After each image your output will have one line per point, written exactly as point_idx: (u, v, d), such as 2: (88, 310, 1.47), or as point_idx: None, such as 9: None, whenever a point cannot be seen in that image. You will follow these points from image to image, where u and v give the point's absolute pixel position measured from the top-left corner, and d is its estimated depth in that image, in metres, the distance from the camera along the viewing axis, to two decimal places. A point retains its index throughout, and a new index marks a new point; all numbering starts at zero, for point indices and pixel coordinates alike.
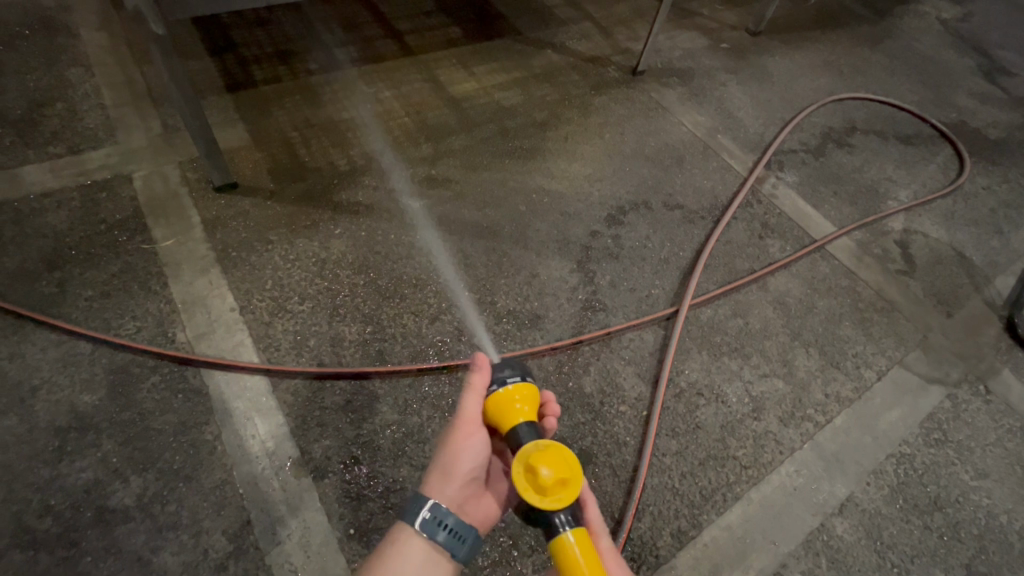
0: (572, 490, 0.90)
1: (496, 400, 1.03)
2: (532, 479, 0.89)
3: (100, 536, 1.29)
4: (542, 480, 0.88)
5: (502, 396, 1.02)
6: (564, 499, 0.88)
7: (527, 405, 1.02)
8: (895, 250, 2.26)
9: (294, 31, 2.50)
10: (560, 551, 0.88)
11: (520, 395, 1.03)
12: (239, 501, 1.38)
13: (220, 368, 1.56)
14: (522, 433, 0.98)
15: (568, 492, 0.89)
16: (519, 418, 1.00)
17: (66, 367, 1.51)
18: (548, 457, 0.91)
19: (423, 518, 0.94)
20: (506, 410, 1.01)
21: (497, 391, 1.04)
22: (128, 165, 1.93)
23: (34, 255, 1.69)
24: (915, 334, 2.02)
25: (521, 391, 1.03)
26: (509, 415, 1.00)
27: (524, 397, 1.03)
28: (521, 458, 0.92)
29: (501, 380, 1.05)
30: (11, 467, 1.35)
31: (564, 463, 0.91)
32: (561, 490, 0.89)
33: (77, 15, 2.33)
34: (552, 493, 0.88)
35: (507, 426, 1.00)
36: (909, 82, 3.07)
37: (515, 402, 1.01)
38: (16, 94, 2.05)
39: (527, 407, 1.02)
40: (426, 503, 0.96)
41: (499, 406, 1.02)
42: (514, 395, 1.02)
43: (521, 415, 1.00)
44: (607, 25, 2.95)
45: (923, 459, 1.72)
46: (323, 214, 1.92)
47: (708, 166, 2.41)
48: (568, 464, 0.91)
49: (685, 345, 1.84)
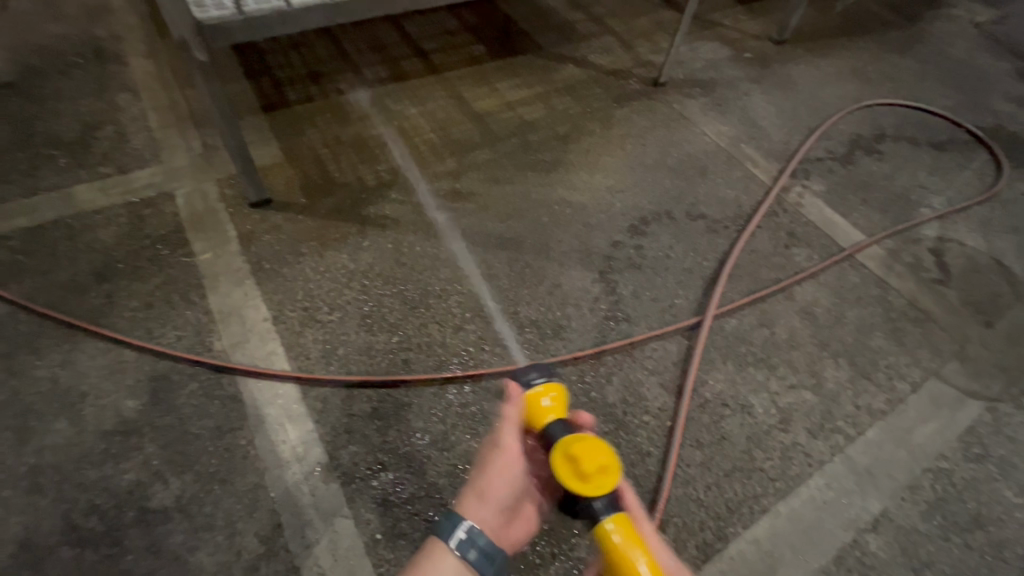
0: (611, 475, 0.95)
1: (526, 401, 1.08)
2: (571, 467, 0.95)
3: (141, 535, 1.36)
4: (581, 468, 0.94)
5: (531, 398, 1.07)
6: (604, 485, 0.93)
7: (557, 403, 1.07)
8: (929, 258, 2.20)
9: (325, 53, 2.62)
10: (602, 535, 0.92)
11: (548, 394, 1.07)
12: (271, 504, 1.42)
13: (254, 376, 1.63)
14: (554, 430, 1.02)
15: (605, 478, 0.94)
16: (550, 416, 1.05)
17: (112, 373, 1.59)
18: (583, 447, 0.97)
19: (458, 538, 0.93)
20: (536, 410, 1.06)
21: (526, 394, 1.08)
22: (171, 183, 2.04)
23: (85, 268, 1.80)
24: (952, 345, 1.95)
25: (550, 391, 1.07)
26: (539, 415, 1.05)
27: (554, 395, 1.07)
28: (559, 448, 0.98)
29: (529, 383, 1.10)
30: (61, 468, 1.43)
31: (601, 450, 0.97)
32: (599, 477, 0.94)
33: (127, 44, 2.50)
34: (591, 480, 0.93)
35: (538, 424, 1.05)
36: (940, 87, 3.00)
37: (543, 402, 1.06)
38: (71, 118, 2.20)
39: (557, 405, 1.06)
40: (460, 523, 0.95)
41: (529, 407, 1.07)
42: (543, 395, 1.07)
43: (550, 413, 1.05)
44: (628, 38, 2.98)
45: (962, 474, 1.66)
46: (352, 227, 1.99)
47: (731, 175, 2.40)
48: (603, 450, 0.97)
49: (709, 355, 1.82)
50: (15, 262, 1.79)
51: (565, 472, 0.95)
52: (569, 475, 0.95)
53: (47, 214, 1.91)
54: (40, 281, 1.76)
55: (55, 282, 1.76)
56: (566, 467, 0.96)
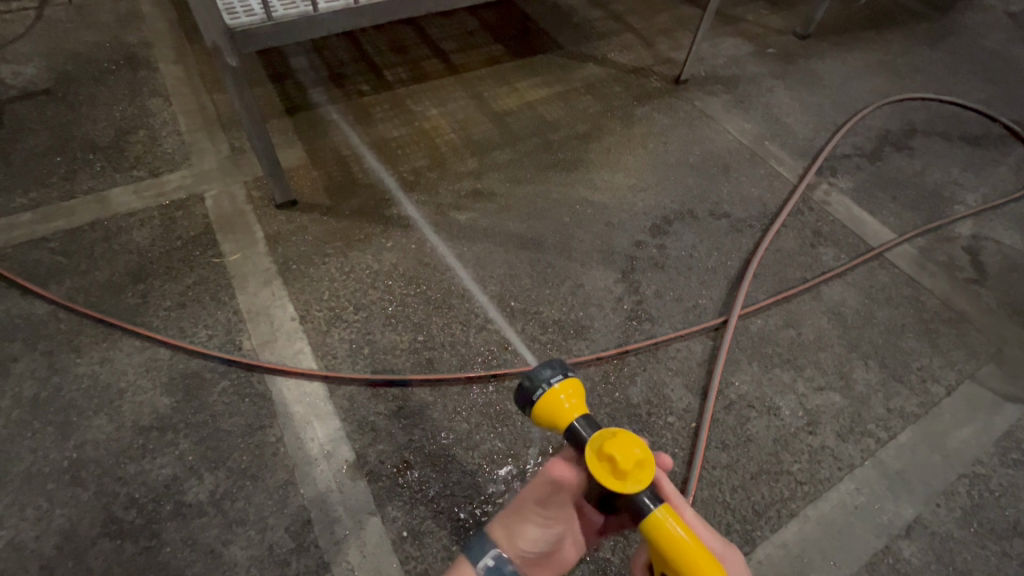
0: (649, 466, 0.86)
1: (543, 401, 0.95)
2: (608, 466, 0.83)
3: (177, 528, 1.40)
4: (621, 467, 0.82)
5: (549, 397, 0.95)
6: (646, 477, 0.84)
7: (577, 399, 0.95)
8: (963, 257, 2.14)
9: (347, 56, 2.65)
10: (654, 532, 0.83)
11: (566, 391, 0.95)
12: (300, 501, 1.45)
13: (282, 374, 1.66)
14: (580, 430, 0.91)
15: (645, 470, 0.84)
16: (574, 415, 0.93)
17: (148, 371, 1.64)
18: (617, 441, 0.85)
19: (487, 566, 0.86)
20: (556, 410, 0.93)
21: (543, 393, 0.95)
22: (201, 186, 2.09)
23: (121, 269, 1.85)
24: (988, 347, 1.90)
25: (566, 387, 0.96)
26: (562, 415, 0.93)
27: (572, 391, 0.96)
28: (592, 448, 0.87)
29: (545, 381, 0.96)
30: (101, 462, 1.48)
31: (635, 440, 0.86)
32: (640, 470, 0.84)
33: (157, 50, 2.56)
34: (632, 475, 0.84)
35: (562, 425, 0.94)
36: (973, 80, 2.92)
37: (563, 400, 0.94)
38: (105, 123, 2.27)
39: (579, 402, 0.94)
40: (489, 549, 0.88)
41: (549, 408, 0.94)
42: (560, 393, 0.95)
43: (572, 412, 0.93)
44: (649, 36, 2.96)
45: (1000, 480, 1.62)
46: (376, 228, 2.02)
47: (756, 173, 2.36)
48: (638, 440, 0.85)
49: (735, 356, 1.80)
50: (55, 263, 1.85)
51: (603, 472, 0.84)
52: (607, 475, 0.84)
53: (84, 216, 1.98)
54: (79, 281, 1.82)
55: (93, 282, 1.82)
56: (602, 468, 0.84)
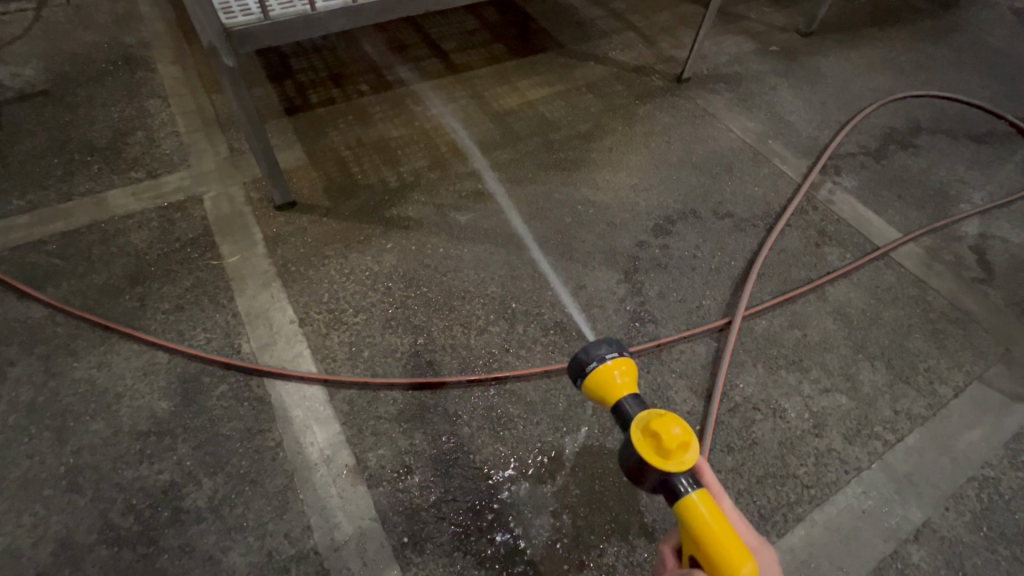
0: (692, 448, 0.88)
1: (596, 374, 1.01)
2: (651, 443, 0.87)
3: (175, 534, 1.38)
4: (663, 443, 0.85)
5: (602, 372, 1.00)
6: (686, 458, 0.86)
7: (629, 377, 1.01)
8: (970, 257, 2.11)
9: (346, 55, 2.64)
10: (688, 514, 0.85)
11: (620, 367, 1.01)
12: (300, 506, 1.44)
13: (282, 378, 1.64)
14: (629, 406, 0.97)
15: (686, 452, 0.87)
16: (624, 392, 0.99)
17: (146, 374, 1.63)
18: (663, 421, 0.88)
19: None
20: (608, 385, 0.99)
21: (596, 367, 1.01)
22: (199, 187, 2.07)
23: (119, 272, 1.84)
24: (996, 347, 1.88)
25: (620, 364, 1.01)
26: (612, 390, 0.99)
27: (625, 369, 1.02)
28: (639, 425, 0.90)
29: (599, 356, 1.02)
30: (98, 468, 1.46)
31: (677, 421, 0.88)
32: (680, 451, 0.86)
33: (155, 51, 2.55)
34: (674, 454, 0.86)
35: (612, 400, 0.99)
36: (979, 77, 2.89)
37: (615, 375, 1.00)
38: (103, 125, 2.25)
39: (629, 380, 1.00)
40: None
41: (601, 381, 1.00)
42: (613, 368, 1.01)
43: (624, 388, 0.99)
44: (650, 34, 2.93)
45: (1009, 483, 1.59)
46: (376, 229, 2.00)
47: (759, 173, 2.34)
48: (680, 422, 0.88)
49: (739, 358, 1.78)
50: (52, 265, 1.84)
51: (646, 448, 0.87)
52: (649, 451, 0.87)
53: (82, 218, 1.96)
54: (77, 284, 1.80)
55: (90, 285, 1.80)
56: (646, 444, 0.88)
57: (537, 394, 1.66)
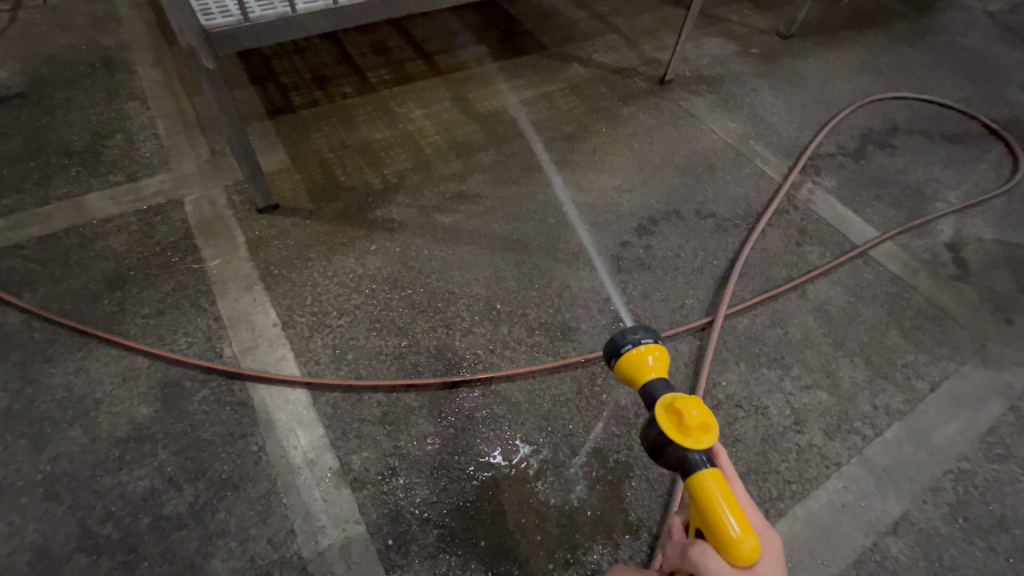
0: (711, 430, 0.89)
1: (629, 357, 1.02)
2: (674, 419, 0.89)
3: (156, 541, 1.36)
4: (684, 420, 0.87)
5: (634, 354, 1.01)
6: (706, 439, 0.87)
7: (661, 363, 1.01)
8: (946, 254, 2.16)
9: (330, 57, 2.63)
10: (697, 488, 0.85)
11: (652, 353, 1.02)
12: (283, 510, 1.43)
13: (265, 381, 1.63)
14: (656, 388, 0.98)
15: (706, 433, 0.88)
16: (652, 374, 1.00)
17: (125, 380, 1.60)
18: (687, 402, 0.90)
19: None
20: (638, 366, 1.00)
21: (630, 350, 1.02)
22: (180, 191, 2.05)
23: (98, 276, 1.81)
24: (971, 343, 1.92)
25: (653, 350, 1.02)
26: (641, 372, 1.00)
27: (658, 355, 1.02)
28: (664, 404, 0.92)
29: (634, 340, 1.03)
30: (76, 475, 1.44)
31: (701, 404, 0.90)
32: (700, 431, 0.88)
33: (134, 53, 2.52)
34: (693, 432, 0.88)
35: (640, 381, 1.00)
36: (954, 79, 2.95)
37: (648, 359, 1.00)
38: (80, 127, 2.22)
39: (661, 365, 1.01)
40: None
41: (632, 363, 1.01)
42: (647, 353, 1.01)
43: (653, 371, 1.00)
44: (633, 36, 2.96)
45: (985, 476, 1.63)
46: (360, 231, 1.99)
47: (740, 173, 2.37)
48: (703, 405, 0.89)
49: (721, 356, 1.80)
50: (28, 271, 1.81)
51: (668, 423, 0.90)
52: (671, 426, 0.89)
53: (59, 223, 1.93)
54: (54, 289, 1.77)
55: (68, 290, 1.77)
56: (668, 419, 0.90)
57: (521, 394, 1.66)
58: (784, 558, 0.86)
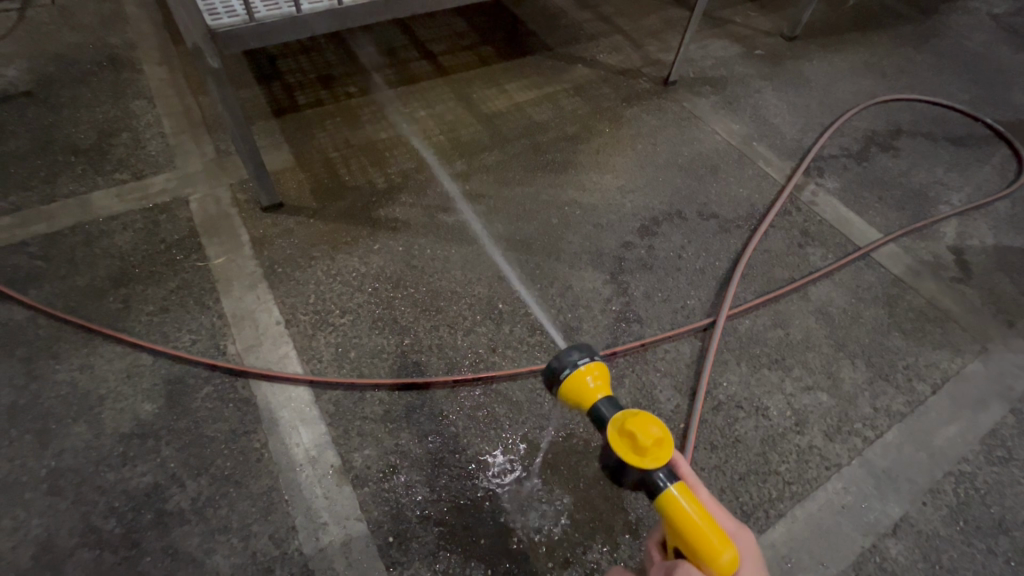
0: (667, 445, 0.89)
1: (570, 381, 1.01)
2: (628, 442, 0.88)
3: (159, 537, 1.37)
4: (639, 442, 0.86)
5: (575, 377, 1.00)
6: (663, 456, 0.88)
7: (602, 381, 1.01)
8: (949, 256, 2.16)
9: (334, 57, 2.64)
10: (668, 508, 0.86)
11: (592, 372, 1.01)
12: (286, 507, 1.44)
13: (267, 379, 1.64)
14: (603, 410, 0.97)
15: (663, 450, 0.88)
16: (597, 395, 0.99)
17: (129, 377, 1.62)
18: (637, 420, 0.90)
19: None
20: (582, 390, 0.99)
21: (570, 373, 1.01)
22: (185, 189, 2.07)
23: (104, 273, 1.83)
24: (973, 345, 1.92)
25: (592, 369, 1.01)
26: (586, 395, 0.99)
27: (597, 373, 1.02)
28: (615, 426, 0.91)
29: (572, 362, 1.02)
30: (80, 471, 1.45)
31: (654, 421, 0.90)
32: (657, 448, 0.88)
33: (141, 52, 2.54)
34: (650, 452, 0.87)
35: (587, 405, 0.99)
36: (958, 81, 2.95)
37: (589, 381, 1.00)
38: (87, 126, 2.23)
39: (603, 383, 1.00)
40: None
41: (575, 388, 1.00)
42: (587, 374, 1.01)
43: (598, 392, 0.99)
44: (637, 37, 2.96)
45: (985, 478, 1.62)
46: (363, 230, 2.00)
47: (743, 174, 2.37)
48: (657, 421, 0.89)
49: (723, 357, 1.80)
50: (34, 268, 1.82)
51: (624, 448, 0.89)
52: (626, 450, 0.89)
53: (65, 220, 1.95)
54: (59, 286, 1.79)
55: (74, 287, 1.79)
56: (622, 443, 0.89)
57: (523, 394, 1.67)
58: (761, 555, 0.90)
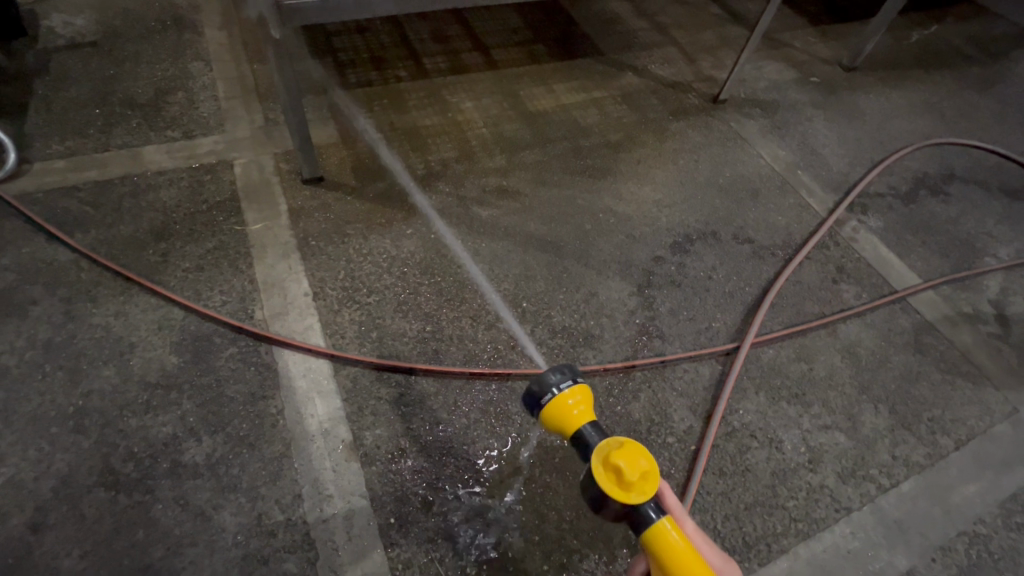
0: (654, 478, 0.90)
1: (552, 406, 1.03)
2: (615, 475, 0.89)
3: (171, 486, 1.41)
4: (627, 476, 0.87)
5: (558, 403, 1.03)
6: (650, 488, 0.89)
7: (585, 406, 1.03)
8: (989, 311, 2.09)
9: (388, 39, 2.66)
10: (656, 541, 0.87)
11: (574, 397, 1.03)
12: (293, 475, 1.47)
13: (290, 348, 1.67)
14: (588, 434, 0.99)
15: (650, 482, 0.89)
16: (582, 420, 1.01)
17: (160, 329, 1.67)
18: (624, 451, 0.91)
19: None
20: (565, 416, 1.02)
21: (551, 399, 1.04)
22: (231, 153, 2.12)
23: (146, 225, 1.88)
24: (1003, 405, 1.86)
25: (575, 394, 1.04)
26: (570, 420, 1.01)
27: (579, 399, 1.04)
28: (599, 458, 0.92)
29: (554, 387, 1.04)
30: (105, 413, 1.50)
31: (642, 453, 0.91)
32: (644, 481, 0.89)
33: (204, 15, 2.60)
34: (637, 485, 0.88)
35: (570, 429, 1.02)
36: (1020, 132, 2.84)
37: (571, 406, 1.02)
38: (145, 81, 2.30)
39: (585, 408, 1.03)
40: None
41: (557, 413, 1.02)
42: (569, 399, 1.03)
43: (580, 418, 1.01)
44: (691, 51, 2.93)
45: (1000, 542, 1.58)
46: (398, 214, 2.03)
47: (784, 202, 2.33)
48: (645, 453, 0.91)
49: (742, 384, 1.78)
50: (82, 213, 1.89)
51: (611, 479, 0.89)
52: (613, 483, 0.89)
53: (115, 170, 2.01)
54: (104, 233, 1.85)
55: (118, 235, 1.85)
56: (609, 476, 0.89)
57: None
58: None
